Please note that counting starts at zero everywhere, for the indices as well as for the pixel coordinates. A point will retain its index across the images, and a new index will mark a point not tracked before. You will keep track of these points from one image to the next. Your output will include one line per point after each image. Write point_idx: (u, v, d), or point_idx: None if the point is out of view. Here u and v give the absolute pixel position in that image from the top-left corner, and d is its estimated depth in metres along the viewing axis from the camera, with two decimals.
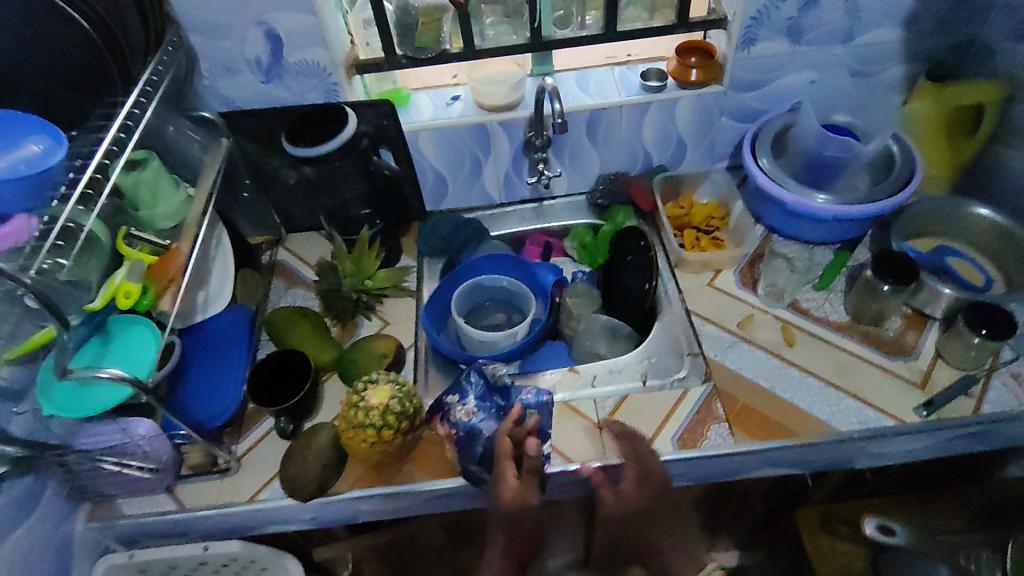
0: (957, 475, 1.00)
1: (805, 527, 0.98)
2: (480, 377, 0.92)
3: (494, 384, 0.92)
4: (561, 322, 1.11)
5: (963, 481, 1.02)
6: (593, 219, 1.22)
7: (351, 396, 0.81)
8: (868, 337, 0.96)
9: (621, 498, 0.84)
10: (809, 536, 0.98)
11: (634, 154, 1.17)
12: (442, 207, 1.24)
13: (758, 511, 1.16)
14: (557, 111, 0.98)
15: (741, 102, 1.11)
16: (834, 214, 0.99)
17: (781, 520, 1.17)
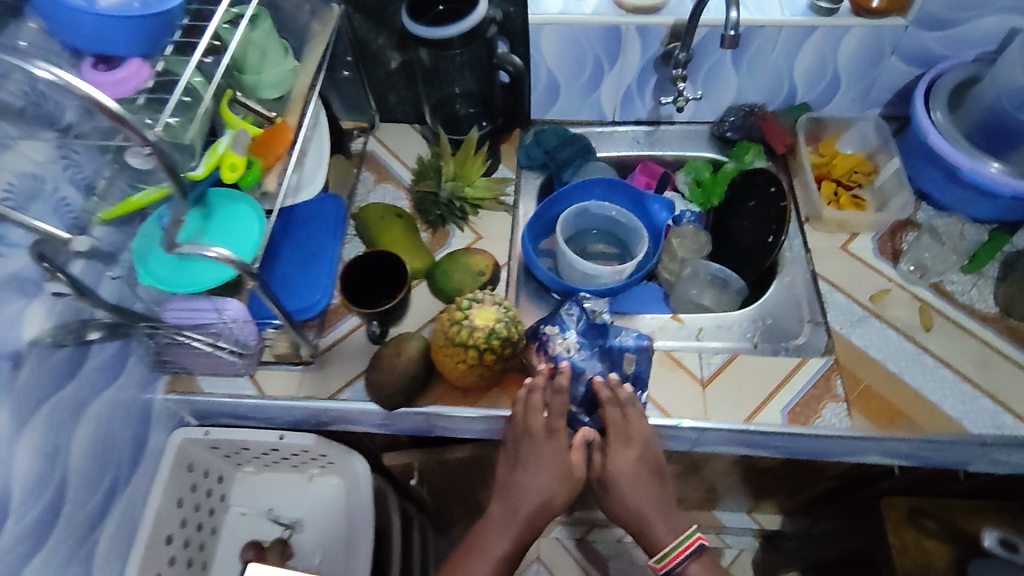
0: None
1: (891, 518, 0.92)
2: (581, 311, 0.85)
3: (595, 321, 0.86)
4: (661, 262, 1.03)
5: None
6: (715, 154, 1.09)
7: (453, 311, 0.75)
8: (1016, 334, 0.85)
9: (631, 463, 0.79)
10: (895, 529, 0.92)
11: (778, 85, 1.03)
12: (547, 117, 1.13)
13: (825, 486, 1.12)
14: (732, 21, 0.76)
15: (922, 42, 0.94)
16: (1016, 191, 0.84)
17: (846, 498, 1.14)
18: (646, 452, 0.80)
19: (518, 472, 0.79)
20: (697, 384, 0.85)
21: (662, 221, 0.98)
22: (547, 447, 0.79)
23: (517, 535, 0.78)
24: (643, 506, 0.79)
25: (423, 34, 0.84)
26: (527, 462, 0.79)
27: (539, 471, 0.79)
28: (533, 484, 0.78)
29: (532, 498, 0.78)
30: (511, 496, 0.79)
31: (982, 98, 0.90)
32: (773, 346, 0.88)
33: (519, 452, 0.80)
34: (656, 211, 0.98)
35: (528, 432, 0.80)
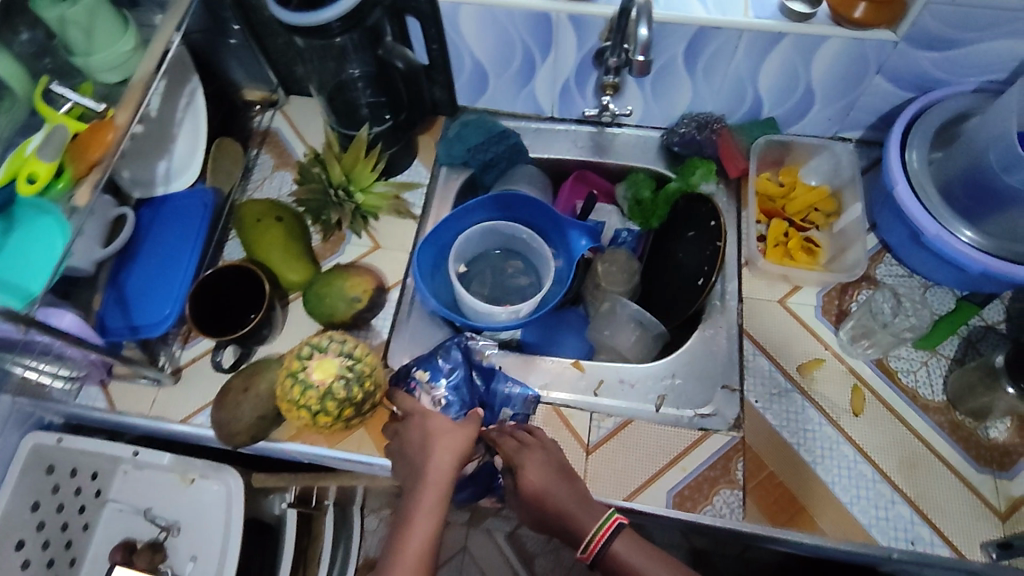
0: None
1: None
2: (461, 355, 0.77)
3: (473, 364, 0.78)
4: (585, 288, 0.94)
5: None
6: (662, 169, 0.95)
7: (290, 362, 0.66)
8: (956, 431, 0.74)
9: (539, 465, 0.67)
10: None
11: (740, 95, 0.88)
12: (479, 105, 0.99)
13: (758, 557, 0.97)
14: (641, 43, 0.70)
15: (914, 62, 0.78)
16: (986, 266, 0.71)
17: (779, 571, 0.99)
18: (556, 456, 0.69)
19: (415, 472, 0.63)
20: (581, 450, 0.75)
21: (579, 249, 0.86)
22: (449, 432, 0.65)
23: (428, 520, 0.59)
24: (566, 501, 0.64)
25: (297, 21, 0.69)
26: (425, 454, 0.64)
27: (441, 461, 0.63)
28: (439, 474, 0.62)
29: (436, 486, 0.61)
30: (414, 495, 0.61)
31: (969, 146, 0.74)
32: (677, 411, 0.78)
33: (417, 447, 0.65)
34: (575, 239, 0.86)
35: (424, 432, 0.65)
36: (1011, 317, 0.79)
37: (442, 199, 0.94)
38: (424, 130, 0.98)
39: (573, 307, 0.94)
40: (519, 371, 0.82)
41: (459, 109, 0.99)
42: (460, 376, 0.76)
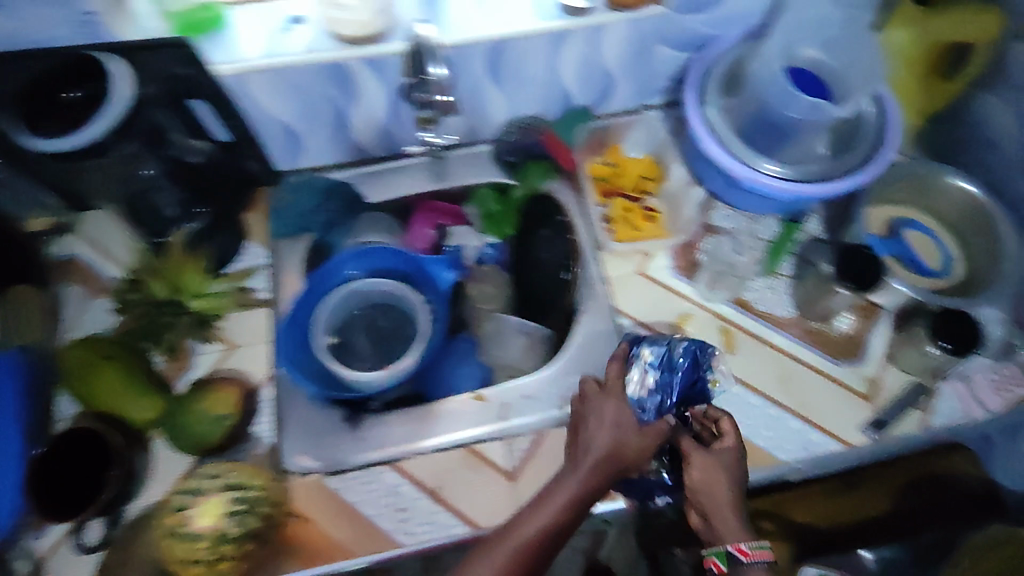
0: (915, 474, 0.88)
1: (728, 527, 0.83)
2: (686, 360, 0.73)
3: (689, 373, 0.73)
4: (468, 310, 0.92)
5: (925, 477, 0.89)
6: (501, 178, 0.95)
7: (170, 520, 0.63)
8: (815, 337, 0.83)
9: (706, 464, 0.68)
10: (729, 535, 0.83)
11: (550, 91, 0.90)
12: (299, 165, 0.93)
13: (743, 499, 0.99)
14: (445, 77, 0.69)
15: (687, 27, 0.84)
16: (795, 194, 0.80)
17: None
18: (730, 464, 0.69)
19: (578, 450, 0.71)
20: (505, 480, 0.75)
21: (447, 282, 0.86)
22: (607, 426, 0.71)
23: (553, 518, 0.66)
24: (727, 520, 0.65)
25: (48, 147, 0.72)
26: (582, 447, 0.71)
27: (588, 457, 0.69)
28: (584, 480, 0.68)
29: (578, 472, 0.69)
30: (557, 484, 0.69)
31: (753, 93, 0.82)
32: None
33: (604, 440, 0.70)
34: (441, 273, 0.86)
35: (600, 420, 0.72)
36: (827, 224, 0.88)
37: (290, 275, 0.88)
38: (247, 207, 0.91)
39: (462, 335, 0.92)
40: (417, 427, 0.79)
41: (278, 174, 0.93)
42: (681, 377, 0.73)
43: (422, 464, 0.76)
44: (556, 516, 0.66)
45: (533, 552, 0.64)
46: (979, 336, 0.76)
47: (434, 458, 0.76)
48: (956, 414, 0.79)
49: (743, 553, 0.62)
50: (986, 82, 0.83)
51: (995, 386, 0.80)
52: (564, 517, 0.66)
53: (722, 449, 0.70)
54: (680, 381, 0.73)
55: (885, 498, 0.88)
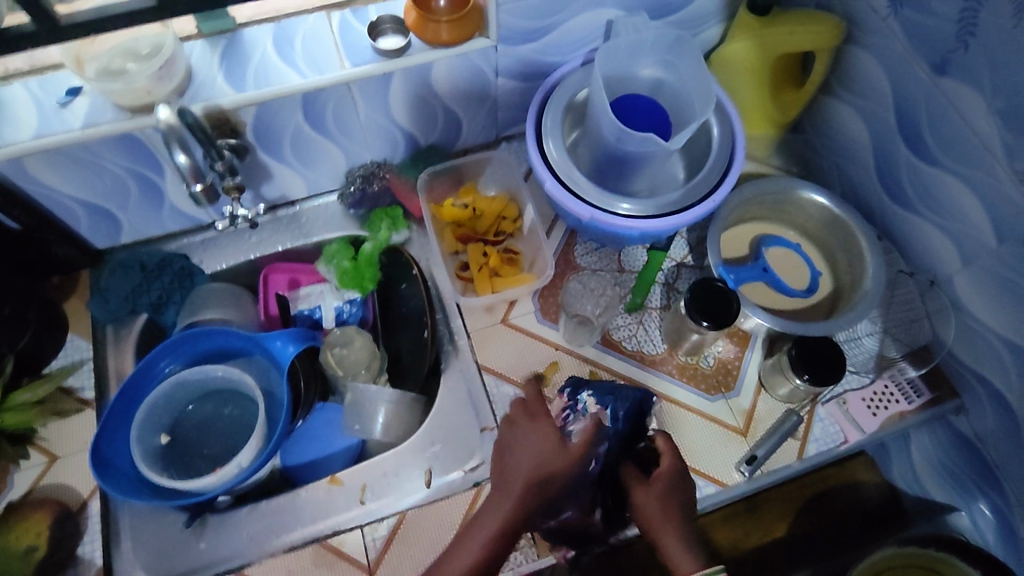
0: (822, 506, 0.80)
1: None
2: (627, 408, 0.73)
3: (636, 412, 0.73)
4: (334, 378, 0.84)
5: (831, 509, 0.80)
6: (353, 230, 0.89)
7: None
8: (685, 372, 0.80)
9: (650, 499, 0.64)
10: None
11: (388, 134, 0.84)
12: (126, 240, 0.85)
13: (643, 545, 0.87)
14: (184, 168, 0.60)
15: (522, 56, 0.79)
16: (641, 230, 0.75)
17: None
18: (677, 491, 0.65)
19: (503, 474, 0.63)
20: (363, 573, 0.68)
21: (287, 357, 0.75)
22: (534, 447, 0.63)
23: (488, 549, 0.59)
24: (677, 552, 0.60)
25: None
26: (509, 470, 0.63)
27: (517, 481, 0.62)
28: (514, 501, 0.61)
29: (509, 497, 0.61)
30: (486, 512, 0.61)
31: (595, 126, 0.77)
32: (447, 479, 0.74)
33: (528, 462, 0.63)
34: (279, 347, 0.75)
35: (519, 443, 0.64)
36: (692, 248, 0.86)
37: (118, 368, 0.80)
38: (69, 294, 0.82)
39: (327, 403, 0.84)
40: (266, 527, 0.72)
41: (102, 253, 0.85)
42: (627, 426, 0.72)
43: (272, 568, 0.69)
44: (485, 548, 0.59)
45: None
46: (841, 364, 0.71)
47: (283, 559, 0.69)
48: (832, 438, 0.77)
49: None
50: (831, 86, 0.84)
51: (868, 404, 0.78)
52: (495, 547, 0.59)
53: (662, 471, 0.65)
54: (622, 428, 0.72)
55: (785, 521, 0.79)
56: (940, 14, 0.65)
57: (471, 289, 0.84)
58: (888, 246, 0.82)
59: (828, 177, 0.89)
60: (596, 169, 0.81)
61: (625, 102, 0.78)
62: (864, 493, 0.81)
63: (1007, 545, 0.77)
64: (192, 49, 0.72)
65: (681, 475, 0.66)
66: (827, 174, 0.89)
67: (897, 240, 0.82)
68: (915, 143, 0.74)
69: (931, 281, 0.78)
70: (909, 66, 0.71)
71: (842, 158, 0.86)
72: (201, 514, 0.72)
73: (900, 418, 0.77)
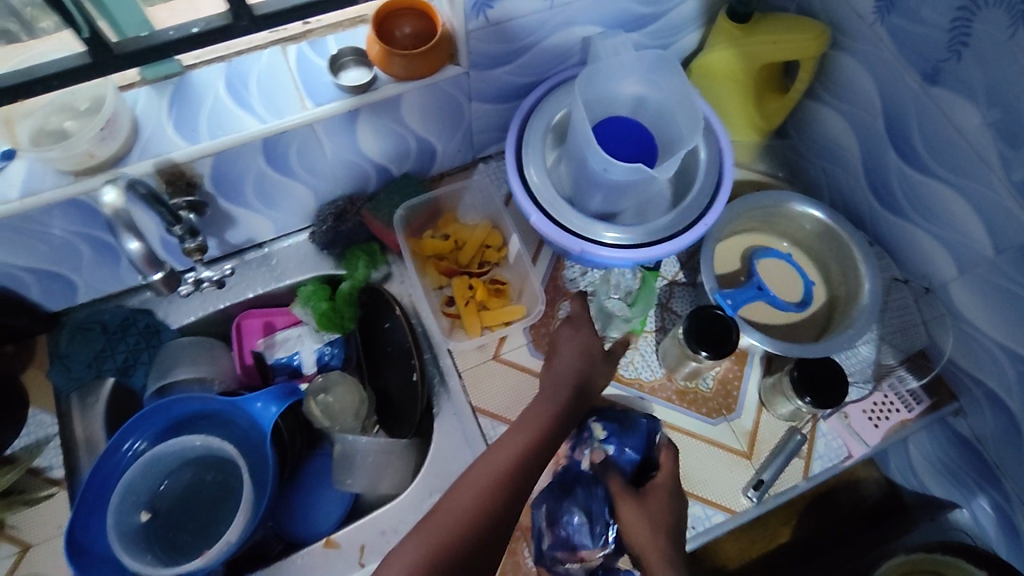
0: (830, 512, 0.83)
1: None
2: (640, 433, 0.70)
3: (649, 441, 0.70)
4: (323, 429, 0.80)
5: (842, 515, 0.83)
6: (329, 270, 0.84)
7: None
8: (685, 397, 0.78)
9: (639, 517, 0.63)
10: None
11: (358, 169, 0.79)
12: (83, 300, 0.79)
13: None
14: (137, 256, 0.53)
15: (495, 79, 0.74)
16: (631, 259, 0.72)
17: None
18: (659, 506, 0.63)
19: (550, 379, 0.68)
20: None
21: (269, 419, 0.70)
22: (576, 356, 0.70)
23: (542, 437, 0.62)
24: (663, 560, 0.59)
25: None
26: (557, 374, 0.68)
27: (563, 383, 0.67)
28: (559, 399, 0.66)
29: (557, 390, 0.67)
30: (535, 404, 0.66)
31: (577, 152, 0.73)
32: None
33: (576, 365, 0.69)
34: (260, 409, 0.71)
35: (564, 353, 0.70)
36: (683, 264, 0.84)
37: (87, 435, 0.75)
38: (26, 364, 0.76)
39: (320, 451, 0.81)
40: None
41: (58, 316, 0.78)
42: (638, 456, 0.69)
43: None
44: (537, 433, 0.62)
45: (517, 473, 0.58)
46: (844, 384, 0.70)
47: None
48: (835, 454, 0.76)
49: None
50: (815, 91, 0.81)
51: (869, 416, 0.77)
52: (546, 436, 0.62)
53: (655, 488, 0.65)
54: (630, 460, 0.68)
55: (790, 526, 0.83)
56: (930, 23, 0.63)
57: (459, 325, 0.81)
58: (879, 253, 0.81)
59: (815, 181, 0.87)
60: (579, 193, 0.78)
61: (606, 125, 0.73)
62: (866, 489, 0.84)
63: (1008, 539, 0.78)
64: (135, 98, 0.66)
65: (669, 486, 0.65)
66: (814, 180, 0.87)
67: (888, 245, 0.81)
68: (906, 152, 0.72)
69: (926, 288, 0.77)
70: (898, 74, 0.69)
71: (829, 162, 0.84)
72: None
73: (902, 427, 0.77)
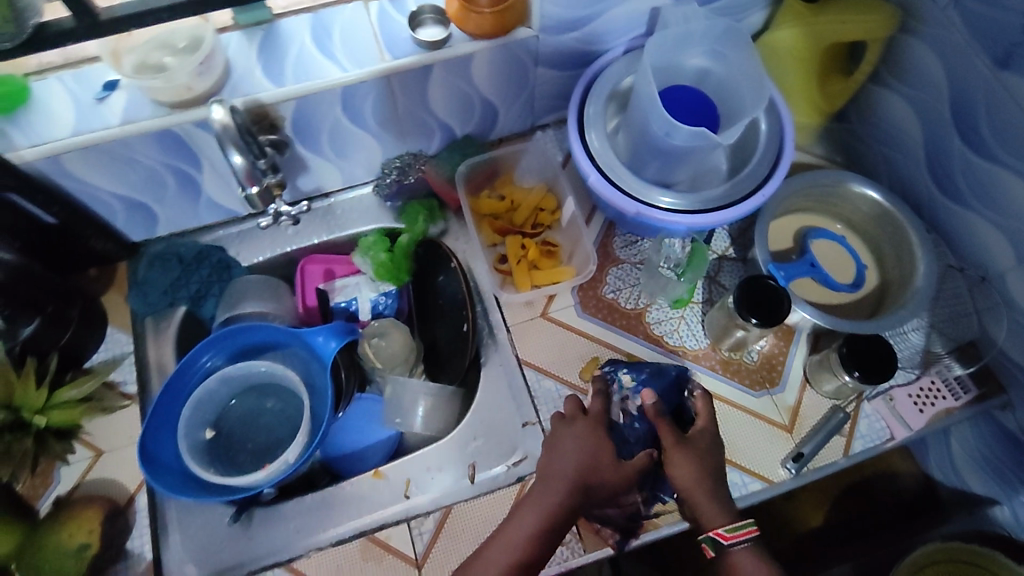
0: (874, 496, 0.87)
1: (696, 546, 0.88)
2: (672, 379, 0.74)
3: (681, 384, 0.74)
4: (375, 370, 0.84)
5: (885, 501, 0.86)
6: (389, 223, 0.88)
7: None
8: (728, 367, 0.79)
9: (687, 464, 0.64)
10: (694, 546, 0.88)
11: (425, 127, 0.82)
12: (162, 233, 0.84)
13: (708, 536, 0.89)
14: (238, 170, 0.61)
15: (564, 45, 0.77)
16: (687, 225, 0.74)
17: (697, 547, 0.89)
18: (703, 454, 0.65)
19: (544, 473, 0.64)
20: (412, 567, 0.69)
21: (330, 352, 0.75)
22: (578, 448, 0.65)
23: (535, 554, 0.59)
24: (710, 508, 0.62)
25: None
26: (553, 467, 0.64)
27: (559, 477, 0.63)
28: (552, 492, 0.62)
29: (556, 486, 0.63)
30: (524, 505, 0.63)
31: (638, 119, 0.75)
32: (490, 474, 0.74)
33: (570, 469, 0.64)
34: (321, 342, 0.75)
35: (566, 443, 0.66)
36: (734, 240, 0.85)
37: (158, 359, 0.80)
38: (107, 287, 0.82)
39: (366, 394, 0.85)
40: (313, 521, 0.72)
41: (138, 246, 0.84)
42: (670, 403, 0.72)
43: (322, 562, 0.69)
44: (527, 543, 0.60)
45: (528, 566, 0.59)
46: (892, 361, 0.70)
47: (333, 553, 0.69)
48: (877, 435, 0.76)
49: (723, 537, 0.60)
50: (880, 75, 0.81)
51: (915, 401, 0.77)
52: (536, 547, 0.60)
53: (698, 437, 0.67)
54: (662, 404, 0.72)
55: (822, 511, 0.89)
56: (1006, 5, 0.63)
57: (509, 282, 0.84)
58: (936, 241, 0.81)
59: (872, 167, 0.87)
60: (637, 161, 0.79)
61: (669, 94, 0.75)
62: (902, 483, 0.86)
63: None
64: (228, 41, 0.71)
65: (710, 436, 0.67)
66: (873, 165, 0.87)
67: (946, 234, 0.80)
68: (970, 138, 0.72)
69: (982, 277, 0.77)
70: (968, 58, 0.69)
71: (890, 148, 0.84)
72: (247, 508, 0.73)
73: (946, 415, 0.76)
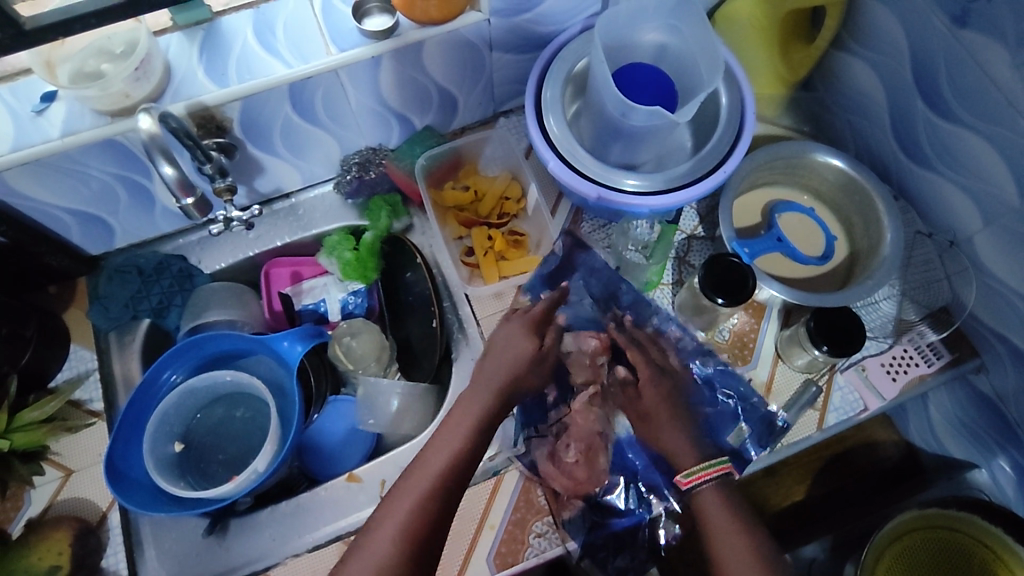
0: (871, 470, 0.77)
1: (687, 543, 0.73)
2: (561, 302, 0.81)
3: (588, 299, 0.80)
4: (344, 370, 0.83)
5: (883, 476, 0.77)
6: (353, 220, 0.87)
7: None
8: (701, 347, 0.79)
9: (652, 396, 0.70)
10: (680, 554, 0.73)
11: (381, 119, 0.81)
12: (121, 245, 0.82)
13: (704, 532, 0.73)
14: (171, 179, 0.56)
15: (516, 28, 0.75)
16: (651, 206, 0.73)
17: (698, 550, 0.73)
18: (681, 418, 0.69)
19: (484, 366, 0.67)
20: None
21: (296, 356, 0.73)
22: (514, 349, 0.69)
23: (470, 453, 0.60)
24: (678, 445, 0.66)
25: None
26: (485, 368, 0.67)
27: (492, 379, 0.65)
28: (488, 385, 0.65)
29: (472, 415, 0.63)
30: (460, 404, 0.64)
31: (597, 101, 0.74)
32: None
33: (503, 363, 0.68)
34: (287, 347, 0.74)
35: (506, 337, 0.71)
36: (702, 218, 0.84)
37: (125, 373, 0.79)
38: (67, 304, 0.80)
39: (340, 395, 0.84)
40: (289, 527, 0.72)
41: (97, 259, 0.82)
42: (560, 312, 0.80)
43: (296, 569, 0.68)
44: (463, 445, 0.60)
45: (465, 465, 0.59)
46: (861, 333, 0.70)
47: (309, 559, 0.69)
48: (851, 407, 0.76)
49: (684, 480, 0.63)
50: (842, 41, 0.80)
51: (887, 370, 0.77)
52: (471, 450, 0.60)
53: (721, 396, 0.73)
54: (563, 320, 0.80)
55: (805, 484, 0.76)
56: None
57: (478, 275, 0.83)
58: (905, 208, 0.80)
59: (840, 135, 0.86)
60: (599, 143, 0.78)
61: (626, 75, 0.74)
62: (883, 452, 0.78)
63: None
64: (167, 43, 0.69)
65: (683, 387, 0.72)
66: (840, 133, 0.86)
67: (915, 201, 0.80)
68: (935, 101, 0.70)
69: (950, 242, 0.76)
70: (928, 20, 0.67)
71: (856, 115, 0.82)
72: (221, 520, 0.72)
73: (920, 381, 0.76)
